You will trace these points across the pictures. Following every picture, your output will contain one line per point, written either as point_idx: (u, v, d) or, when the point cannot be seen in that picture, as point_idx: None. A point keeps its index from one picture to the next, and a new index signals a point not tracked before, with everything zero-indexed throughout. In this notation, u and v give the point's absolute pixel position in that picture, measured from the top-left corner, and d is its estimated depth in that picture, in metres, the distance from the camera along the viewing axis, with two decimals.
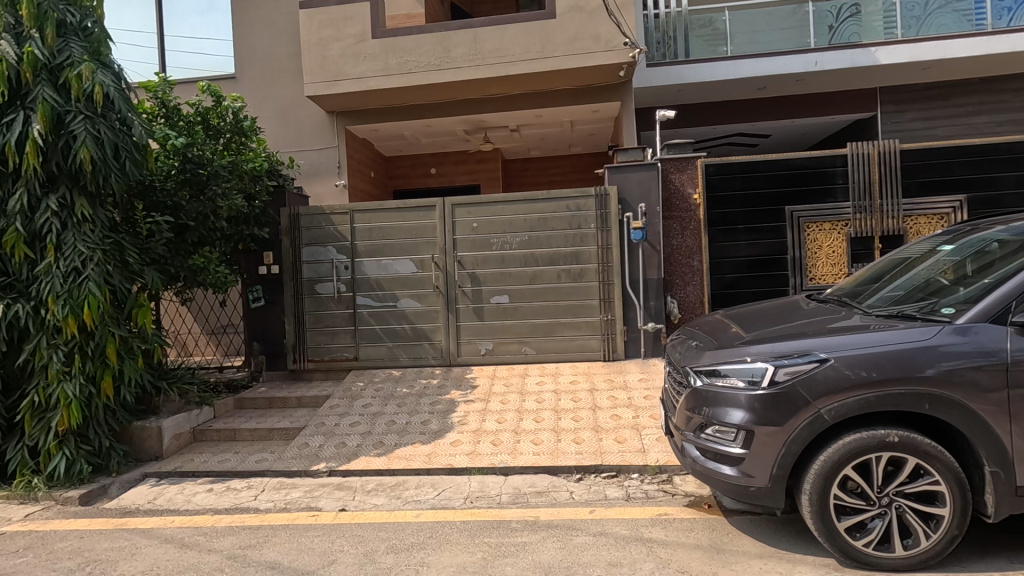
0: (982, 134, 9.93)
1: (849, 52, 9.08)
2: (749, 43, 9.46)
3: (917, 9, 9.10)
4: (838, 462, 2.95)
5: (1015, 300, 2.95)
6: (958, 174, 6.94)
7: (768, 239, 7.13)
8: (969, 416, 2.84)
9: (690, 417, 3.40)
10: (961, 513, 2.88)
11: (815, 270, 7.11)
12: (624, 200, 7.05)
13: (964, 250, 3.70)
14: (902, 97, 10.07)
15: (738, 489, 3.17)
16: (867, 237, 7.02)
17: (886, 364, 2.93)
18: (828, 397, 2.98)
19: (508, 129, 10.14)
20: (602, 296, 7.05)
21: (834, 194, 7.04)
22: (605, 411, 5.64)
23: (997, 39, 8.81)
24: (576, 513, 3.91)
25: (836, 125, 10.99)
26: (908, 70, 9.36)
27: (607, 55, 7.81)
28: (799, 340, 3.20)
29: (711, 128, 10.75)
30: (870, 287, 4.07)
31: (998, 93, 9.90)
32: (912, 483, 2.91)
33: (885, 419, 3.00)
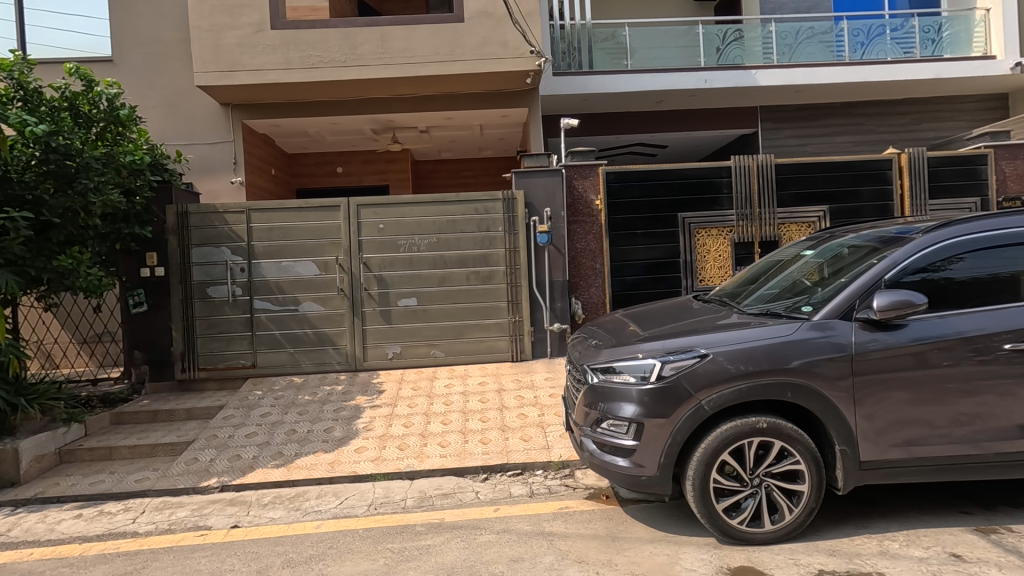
0: (844, 152, 11.20)
1: (734, 73, 9.92)
2: (647, 59, 10.06)
3: (789, 38, 10.13)
4: (716, 449, 3.22)
5: (859, 299, 3.37)
6: (823, 187, 7.79)
7: (664, 244, 7.60)
8: (824, 401, 3.21)
9: (588, 412, 3.58)
10: (818, 488, 3.24)
11: (704, 272, 7.70)
12: (530, 204, 7.23)
13: (823, 254, 4.17)
14: (779, 116, 11.15)
15: (630, 479, 3.36)
16: (748, 242, 7.70)
17: (756, 358, 3.24)
18: (708, 389, 3.25)
19: (417, 130, 10.03)
20: (510, 298, 7.17)
21: (720, 202, 7.66)
22: (512, 410, 5.76)
23: (855, 69, 10.00)
24: (481, 512, 3.96)
25: (724, 139, 11.94)
26: (783, 92, 10.38)
27: (514, 61, 7.96)
28: (683, 337, 3.46)
29: (614, 137, 11.29)
30: (747, 287, 4.49)
31: (856, 116, 11.21)
32: (778, 464, 3.25)
33: (756, 407, 3.32)
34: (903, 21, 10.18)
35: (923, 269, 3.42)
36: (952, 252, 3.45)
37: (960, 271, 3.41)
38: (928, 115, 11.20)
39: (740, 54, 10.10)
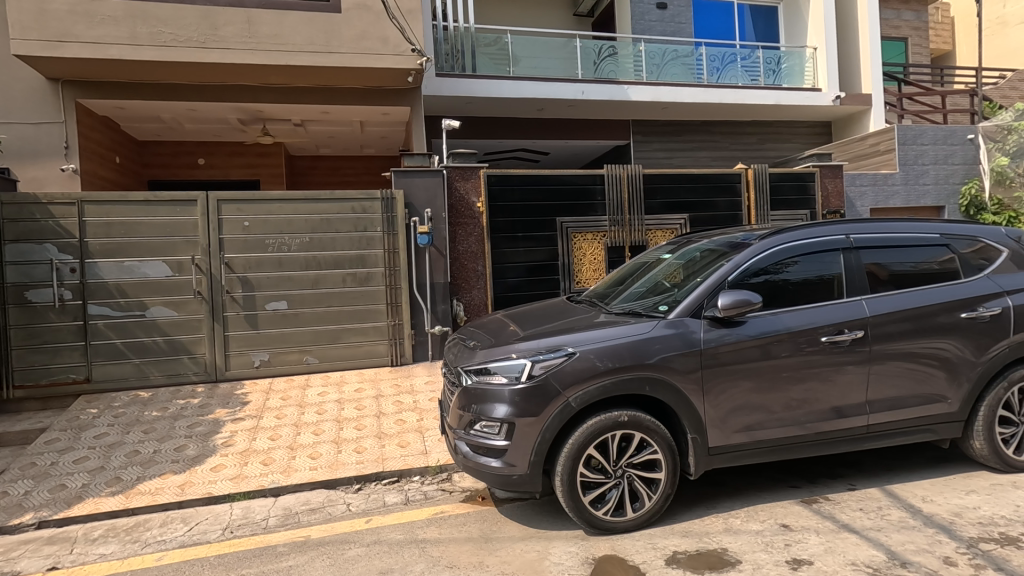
0: (703, 166, 12.32)
1: (608, 87, 10.51)
2: (529, 67, 10.32)
3: (657, 58, 10.97)
4: (583, 443, 3.34)
5: (707, 298, 3.69)
6: (684, 197, 8.49)
7: (543, 247, 7.82)
8: (677, 393, 3.46)
9: (462, 415, 3.57)
10: (673, 475, 3.49)
11: (581, 275, 8.04)
12: (410, 204, 7.09)
13: (680, 258, 4.51)
14: (648, 130, 12.01)
15: (503, 479, 3.39)
16: (620, 247, 8.18)
17: (619, 355, 3.42)
18: (575, 386, 3.36)
19: (291, 123, 9.42)
20: (389, 300, 6.96)
21: (595, 208, 8.05)
22: (390, 416, 5.58)
23: (712, 91, 11.04)
24: (351, 525, 3.77)
25: (601, 149, 12.61)
26: (652, 108, 11.19)
27: (394, 59, 7.76)
28: (554, 337, 3.55)
29: (498, 142, 11.46)
30: (615, 288, 4.74)
31: (714, 134, 12.39)
32: (638, 454, 3.44)
33: (620, 401, 3.50)
34: (750, 52, 11.45)
35: (760, 271, 3.82)
36: (784, 256, 3.88)
37: (790, 273, 3.85)
38: (771, 137, 12.68)
39: (614, 69, 10.73)
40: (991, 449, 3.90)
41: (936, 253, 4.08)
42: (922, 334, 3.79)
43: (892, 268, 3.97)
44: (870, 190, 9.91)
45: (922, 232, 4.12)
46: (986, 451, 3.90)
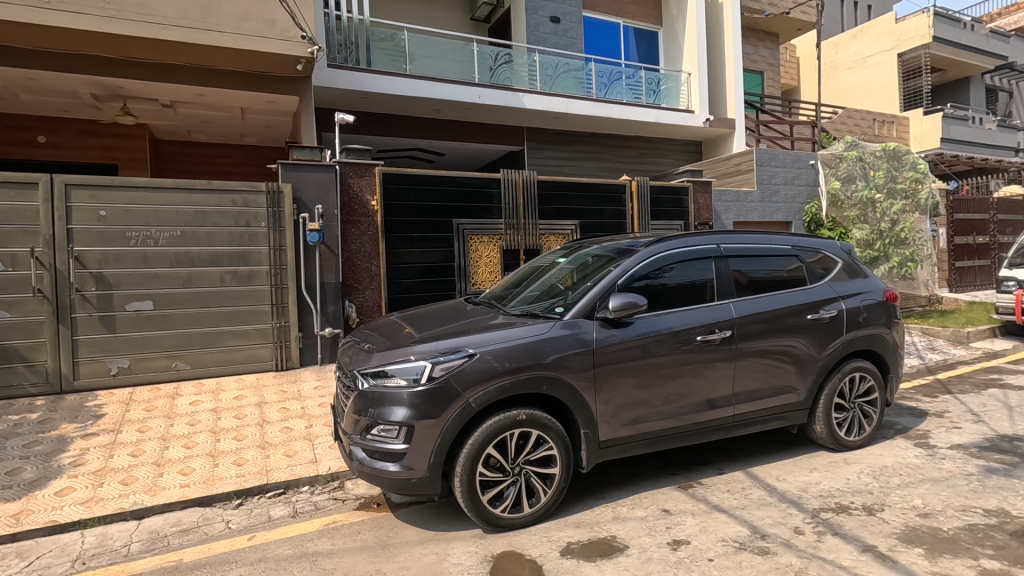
0: (592, 175, 12.99)
1: (503, 93, 10.73)
2: (426, 67, 10.23)
3: (549, 70, 11.39)
4: (482, 443, 3.38)
5: (598, 301, 3.91)
6: (575, 204, 8.90)
7: (439, 247, 7.79)
8: (571, 391, 3.63)
9: (358, 420, 3.47)
10: (567, 469, 3.64)
11: (477, 276, 8.11)
12: (299, 199, 6.69)
13: (573, 262, 4.72)
14: (541, 138, 12.43)
15: (400, 483, 3.33)
16: (515, 250, 8.38)
17: (516, 356, 3.51)
18: (475, 387, 3.39)
19: (157, 103, 8.49)
20: (274, 301, 6.52)
21: (491, 212, 8.17)
22: (274, 424, 5.22)
23: (599, 105, 11.69)
24: (231, 544, 3.48)
25: (496, 153, 12.82)
26: (546, 117, 11.60)
27: (282, 44, 7.29)
28: (453, 339, 3.56)
29: (392, 140, 11.21)
30: (512, 290, 4.84)
31: (601, 145, 13.10)
32: (535, 451, 3.55)
33: (517, 400, 3.58)
34: (633, 72, 12.30)
35: (644, 276, 4.12)
36: (665, 262, 4.22)
37: (670, 278, 4.20)
38: (651, 152, 13.67)
39: (509, 76, 10.99)
40: (829, 431, 4.54)
41: (788, 262, 4.67)
42: (777, 333, 4.31)
43: (754, 275, 4.48)
44: (733, 205, 11.07)
45: (776, 244, 4.69)
46: (826, 434, 4.53)
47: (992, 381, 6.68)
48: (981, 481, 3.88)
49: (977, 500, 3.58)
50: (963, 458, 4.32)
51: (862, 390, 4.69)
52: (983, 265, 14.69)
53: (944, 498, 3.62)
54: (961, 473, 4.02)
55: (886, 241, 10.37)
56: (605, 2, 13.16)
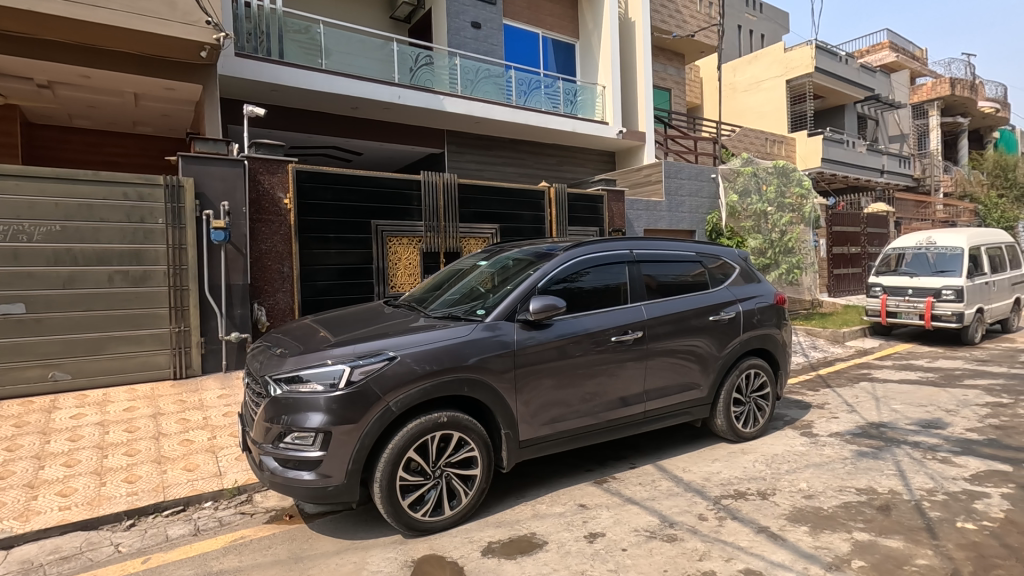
0: (512, 180, 13.18)
1: (424, 95, 10.65)
2: (343, 64, 9.94)
3: (470, 75, 11.45)
4: (403, 447, 3.34)
5: (519, 303, 3.99)
6: (495, 208, 9.01)
7: (356, 249, 7.57)
8: (492, 392, 3.67)
9: (270, 428, 3.31)
10: (488, 470, 3.67)
11: (396, 279, 7.97)
12: (202, 195, 6.25)
13: (494, 265, 4.77)
14: (461, 142, 12.45)
15: (316, 491, 3.21)
16: (435, 253, 8.33)
17: (439, 358, 3.51)
18: (396, 390, 3.34)
19: (32, 83, 7.61)
20: (172, 304, 6.03)
21: (410, 214, 8.07)
22: (172, 437, 4.83)
23: (519, 112, 11.91)
24: (122, 569, 3.18)
25: (415, 155, 12.66)
26: (466, 121, 11.64)
27: (183, 28, 6.80)
28: (373, 342, 3.49)
29: (305, 136, 10.76)
30: (432, 293, 4.81)
31: (520, 152, 13.34)
32: (456, 453, 3.55)
33: (439, 403, 3.57)
34: (552, 81, 12.65)
35: (563, 279, 4.25)
36: (582, 266, 4.39)
37: (587, 282, 4.36)
38: (568, 160, 14.10)
39: (429, 79, 10.92)
40: (728, 424, 4.91)
41: (693, 268, 5.01)
42: (683, 334, 4.60)
43: (664, 280, 4.76)
44: (644, 214, 11.68)
45: (682, 251, 5.02)
46: (725, 427, 4.90)
47: (863, 376, 7.52)
48: (854, 463, 4.36)
49: (851, 480, 4.03)
50: (840, 444, 4.84)
51: (756, 385, 5.12)
52: (855, 273, 16.49)
53: (824, 480, 4.04)
54: (838, 457, 4.51)
55: (777, 249, 11.36)
56: (525, 12, 13.43)
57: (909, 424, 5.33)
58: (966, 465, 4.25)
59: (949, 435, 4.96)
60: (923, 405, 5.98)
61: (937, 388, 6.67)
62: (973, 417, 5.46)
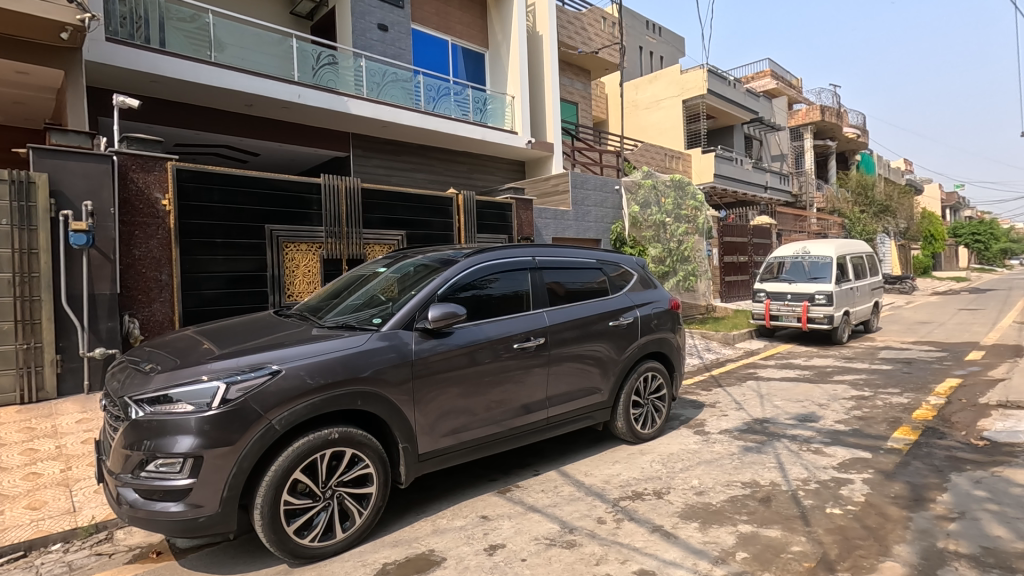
0: (421, 187, 12.96)
1: (326, 96, 10.20)
2: (235, 58, 9.31)
3: (377, 78, 11.13)
4: (287, 468, 3.08)
5: (418, 311, 3.86)
6: (401, 214, 8.81)
7: (247, 256, 7.06)
8: (388, 404, 3.50)
9: (129, 455, 2.93)
10: (384, 486, 3.48)
11: (293, 287, 7.56)
12: (58, 194, 5.54)
13: (395, 271, 4.59)
14: (367, 146, 12.08)
15: (184, 524, 2.88)
16: (337, 259, 8.00)
17: (329, 370, 3.29)
18: (279, 407, 3.08)
19: None
20: (18, 316, 5.29)
21: (310, 218, 7.68)
22: (15, 471, 4.18)
23: (427, 118, 11.76)
24: None
25: (318, 157, 12.11)
26: (372, 124, 11.29)
27: (38, 5, 6.06)
28: (255, 355, 3.21)
29: (193, 133, 9.93)
30: (329, 301, 4.55)
31: (429, 158, 13.16)
32: (349, 472, 3.33)
33: (330, 418, 3.34)
34: (461, 89, 12.63)
35: (464, 286, 4.18)
36: (484, 273, 4.33)
37: (489, 288, 4.32)
38: (478, 168, 14.11)
39: (333, 79, 10.49)
40: (627, 427, 5.05)
41: (594, 275, 5.12)
42: (584, 339, 4.67)
43: (566, 287, 4.83)
44: (552, 222, 11.92)
45: (584, 258, 5.12)
46: (625, 429, 5.04)
47: (749, 375, 8.10)
48: (740, 458, 4.64)
49: (738, 475, 4.26)
50: (729, 440, 5.13)
51: (653, 388, 5.32)
52: (744, 279, 17.85)
53: (714, 476, 4.25)
54: (726, 453, 4.78)
55: (674, 258, 12.03)
56: (433, 18, 13.31)
57: (788, 419, 5.78)
58: (834, 454, 4.65)
59: (821, 427, 5.43)
60: (799, 400, 6.53)
61: (811, 385, 7.30)
62: (841, 410, 6.03)
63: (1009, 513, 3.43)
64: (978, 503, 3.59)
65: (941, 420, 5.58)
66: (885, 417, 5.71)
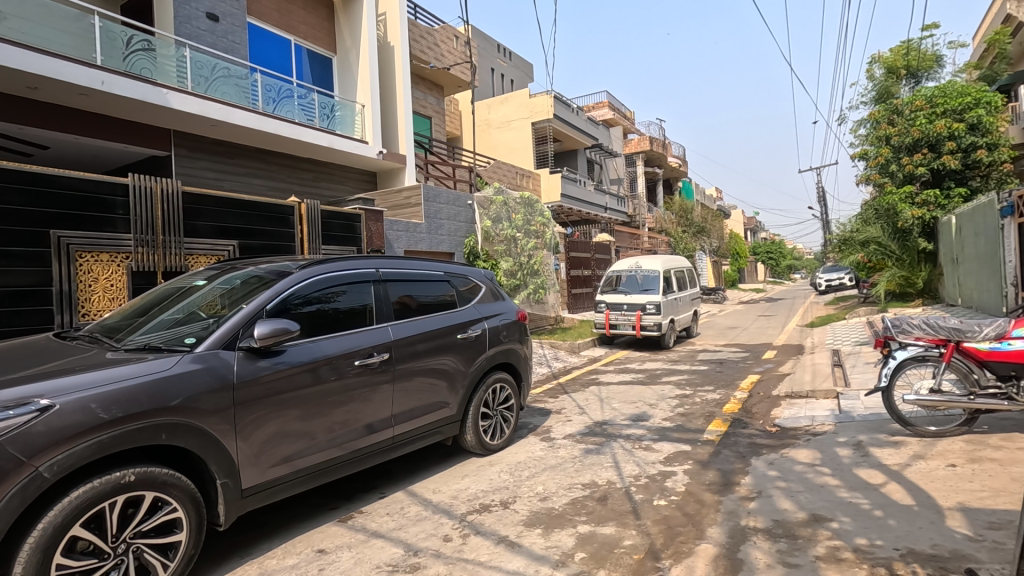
0: (259, 194, 11.89)
1: (140, 85, 8.93)
2: (14, 30, 7.78)
3: (204, 70, 10.09)
4: (63, 524, 2.52)
5: (241, 328, 3.46)
6: (233, 223, 8.02)
7: (24, 267, 5.88)
8: (202, 436, 3.07)
9: None
10: (197, 531, 3.03)
11: (88, 305, 6.43)
12: None
13: (218, 283, 4.07)
14: (192, 145, 10.80)
15: None
16: (150, 272, 6.99)
17: (125, 400, 2.78)
18: (50, 450, 2.52)
19: None
20: None
21: (113, 223, 6.63)
22: None
23: (266, 119, 10.87)
24: None
25: (129, 156, 10.53)
26: (199, 122, 10.12)
27: None
28: (18, 388, 2.61)
29: None
30: (133, 319, 3.88)
31: (269, 163, 12.15)
32: (150, 519, 2.84)
33: (125, 458, 2.83)
34: (305, 92, 11.93)
35: (299, 299, 3.85)
36: (324, 285, 4.05)
37: (330, 302, 4.05)
38: (326, 176, 13.36)
39: (148, 67, 9.26)
40: (477, 439, 5.04)
41: (442, 287, 5.07)
42: (431, 352, 4.57)
43: (413, 299, 4.71)
44: (404, 234, 11.69)
45: (431, 270, 5.04)
46: (474, 441, 5.03)
47: (592, 381, 8.63)
48: (582, 461, 4.87)
49: (578, 477, 4.47)
50: (572, 445, 5.38)
51: (501, 398, 5.39)
52: (588, 292, 19.19)
53: (557, 481, 4.40)
54: (569, 457, 5.00)
55: (525, 271, 12.51)
56: (273, 13, 12.39)
57: (623, 419, 6.24)
58: (661, 449, 5.11)
59: (651, 425, 5.95)
60: (633, 401, 7.10)
61: (644, 387, 7.99)
62: (667, 408, 6.66)
63: (793, 488, 4.02)
64: (772, 482, 4.16)
65: (745, 411, 6.44)
66: (702, 412, 6.45)
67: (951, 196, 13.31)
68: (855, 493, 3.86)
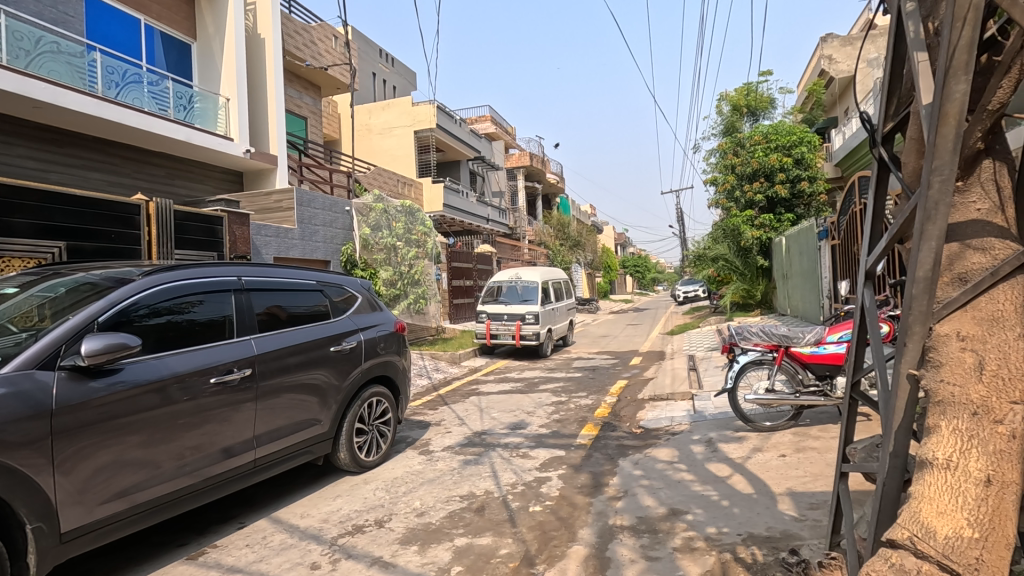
0: (95, 188, 10.39)
1: None
2: None
3: (26, 43, 8.70)
4: None
5: (65, 343, 2.98)
6: (60, 221, 7.05)
7: None
8: (6, 474, 2.57)
9: None
10: None
11: None
12: None
13: (35, 290, 3.45)
14: (7, 128, 9.18)
15: None
16: None
17: None
18: None
19: None
20: None
21: None
22: None
23: (108, 105, 9.57)
24: None
25: None
26: (18, 103, 8.64)
27: None
28: None
29: None
30: None
31: (109, 155, 10.68)
32: None
33: None
34: (158, 79, 10.75)
35: (143, 309, 3.40)
36: (175, 294, 3.63)
37: (184, 312, 3.64)
38: (181, 173, 12.05)
39: None
40: (351, 456, 4.80)
41: (313, 298, 4.77)
42: (302, 366, 4.28)
43: (282, 310, 4.39)
44: (273, 240, 10.86)
45: (301, 278, 4.73)
46: (348, 459, 4.78)
47: (472, 391, 8.63)
48: (460, 473, 4.84)
49: (456, 489, 4.43)
50: (450, 456, 5.33)
51: (378, 413, 5.18)
52: (469, 302, 19.29)
53: (434, 495, 4.32)
54: (448, 469, 4.94)
55: (405, 281, 12.29)
56: None
57: (502, 428, 6.32)
58: (537, 456, 5.25)
59: (528, 433, 6.09)
60: (512, 410, 7.23)
61: (522, 395, 8.17)
62: (544, 415, 6.87)
63: (655, 485, 4.35)
64: (637, 481, 4.45)
65: (614, 415, 6.84)
66: (576, 417, 6.74)
67: (782, 220, 15.41)
68: (706, 486, 4.26)
